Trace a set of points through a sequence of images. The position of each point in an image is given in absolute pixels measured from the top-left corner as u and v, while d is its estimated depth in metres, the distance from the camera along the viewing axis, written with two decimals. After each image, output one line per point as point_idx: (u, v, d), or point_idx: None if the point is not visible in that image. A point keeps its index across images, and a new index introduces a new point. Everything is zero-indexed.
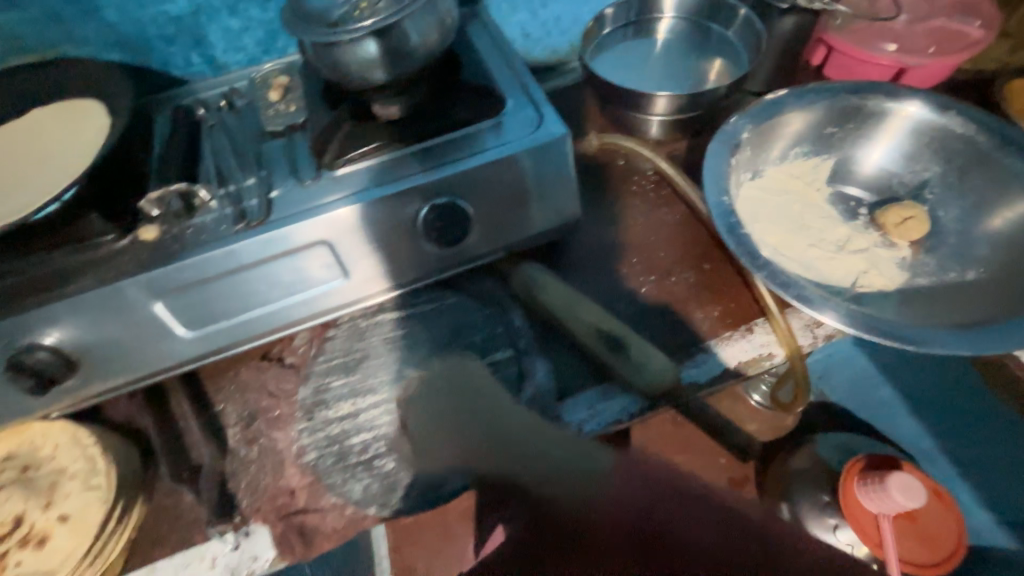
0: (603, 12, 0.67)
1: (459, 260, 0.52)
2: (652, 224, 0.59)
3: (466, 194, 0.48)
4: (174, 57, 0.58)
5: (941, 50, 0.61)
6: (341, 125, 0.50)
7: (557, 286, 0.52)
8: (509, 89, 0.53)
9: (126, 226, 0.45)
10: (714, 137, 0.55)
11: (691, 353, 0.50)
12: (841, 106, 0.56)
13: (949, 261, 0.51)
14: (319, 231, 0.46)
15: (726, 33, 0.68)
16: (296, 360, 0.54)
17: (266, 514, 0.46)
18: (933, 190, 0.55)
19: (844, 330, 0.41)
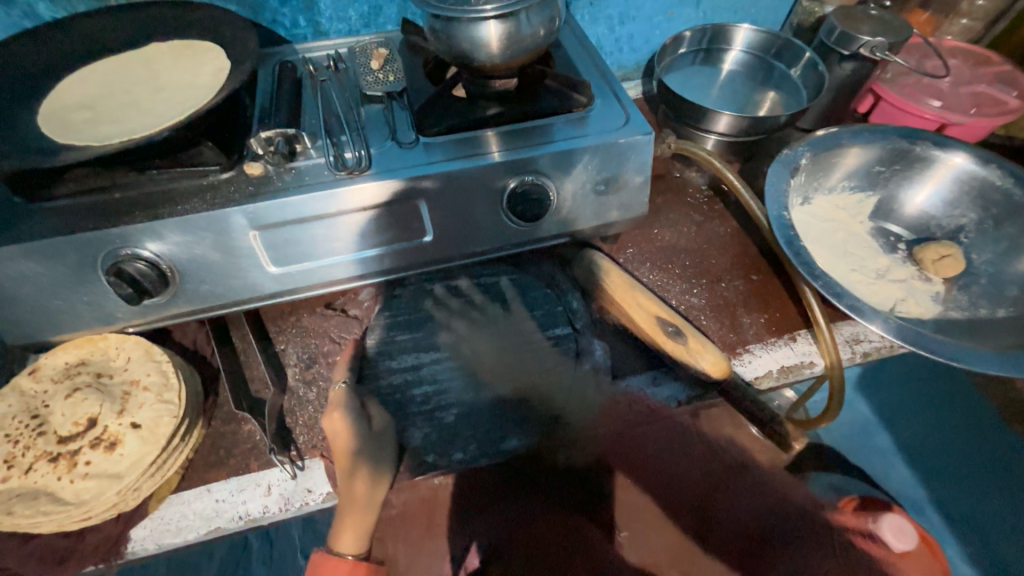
0: (681, 33, 0.72)
1: (531, 238, 0.55)
2: (704, 234, 0.64)
3: (551, 175, 0.51)
4: (283, 18, 0.62)
5: (982, 112, 0.67)
6: (441, 97, 0.53)
7: (619, 274, 0.54)
8: (598, 90, 0.56)
9: (233, 159, 0.47)
10: (774, 160, 0.60)
11: (737, 352, 0.53)
12: (893, 148, 0.61)
13: (979, 299, 0.55)
14: (415, 190, 0.48)
15: (788, 71, 0.72)
16: (361, 312, 0.56)
17: (323, 450, 0.48)
18: (968, 234, 0.59)
19: (891, 339, 0.46)
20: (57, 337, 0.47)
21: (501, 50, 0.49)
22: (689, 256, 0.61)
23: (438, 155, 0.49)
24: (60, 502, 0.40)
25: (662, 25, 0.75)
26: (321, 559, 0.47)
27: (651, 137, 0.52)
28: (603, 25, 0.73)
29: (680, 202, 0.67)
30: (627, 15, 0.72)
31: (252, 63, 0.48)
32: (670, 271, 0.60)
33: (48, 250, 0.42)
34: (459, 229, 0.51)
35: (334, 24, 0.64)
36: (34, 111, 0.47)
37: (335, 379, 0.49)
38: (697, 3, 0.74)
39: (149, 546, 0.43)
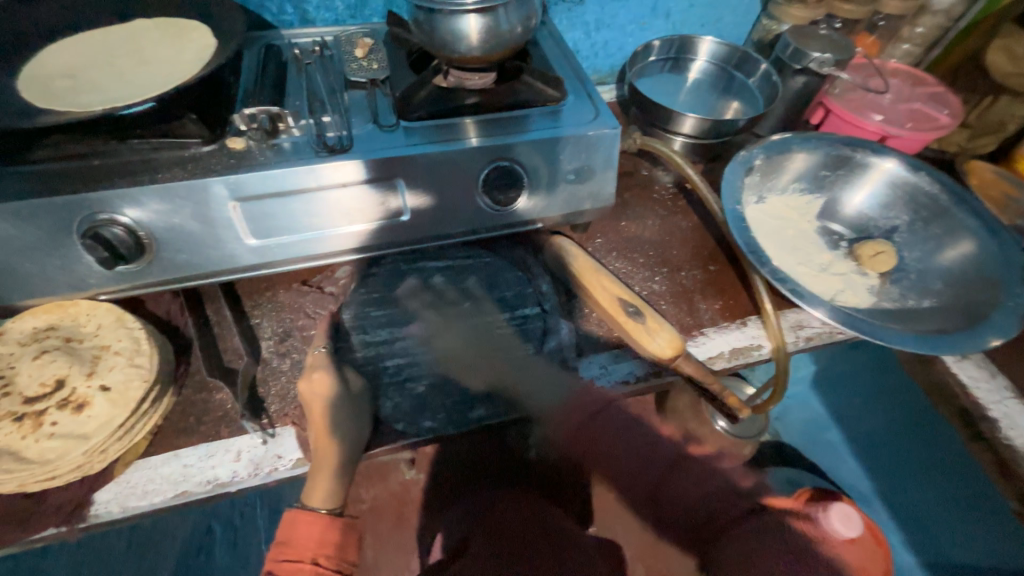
0: (650, 42, 0.77)
1: (504, 223, 0.58)
2: (667, 227, 0.68)
3: (524, 162, 0.54)
4: (270, 4, 0.63)
5: (917, 127, 0.74)
6: (424, 85, 0.55)
7: (585, 258, 0.58)
8: (571, 87, 0.60)
9: (215, 133, 0.48)
10: (731, 160, 0.64)
11: (693, 334, 0.57)
12: (837, 154, 0.67)
13: (908, 291, 0.60)
14: (393, 169, 0.50)
15: (747, 81, 0.78)
16: (336, 290, 0.57)
17: (294, 418, 0.49)
18: (901, 234, 0.65)
19: (828, 321, 0.51)
20: (25, 301, 0.47)
21: (481, 43, 0.52)
22: (653, 247, 0.65)
23: (416, 139, 0.52)
24: (24, 461, 0.40)
25: (635, 34, 0.80)
26: (294, 516, 0.46)
27: (618, 132, 0.56)
28: (580, 30, 0.77)
29: (645, 198, 0.71)
30: (602, 22, 0.77)
31: (239, 42, 0.50)
32: (635, 260, 0.63)
33: (22, 211, 0.42)
34: (435, 210, 0.54)
35: (320, 13, 0.66)
36: (12, 76, 0.47)
37: (313, 345, 0.51)
38: (667, 16, 0.79)
39: (114, 508, 0.43)
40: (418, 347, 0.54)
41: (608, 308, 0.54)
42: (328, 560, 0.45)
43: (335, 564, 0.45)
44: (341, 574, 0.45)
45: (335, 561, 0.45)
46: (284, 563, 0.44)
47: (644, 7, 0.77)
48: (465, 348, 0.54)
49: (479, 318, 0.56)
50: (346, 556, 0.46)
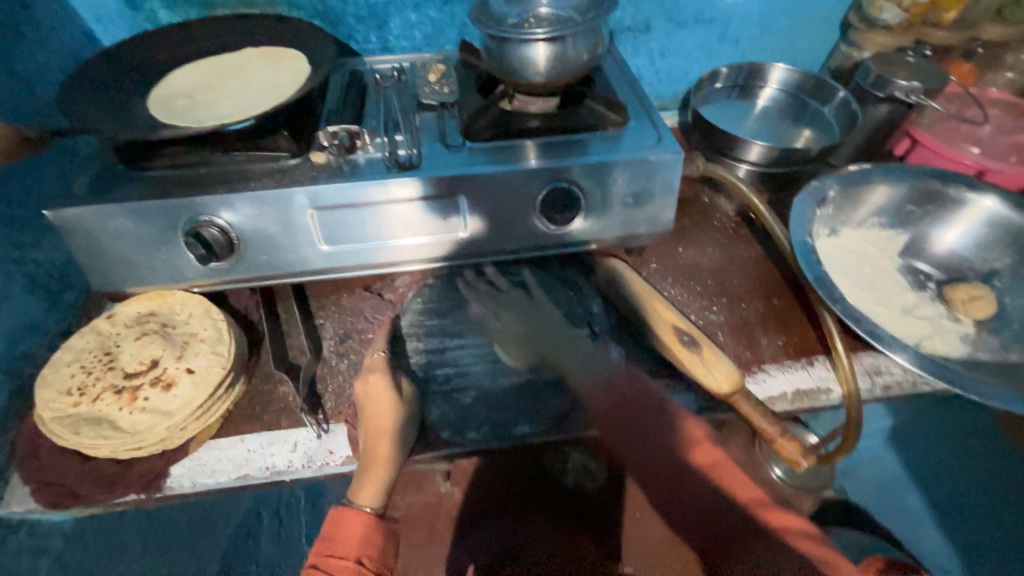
0: (717, 69, 0.76)
1: (559, 242, 0.59)
2: (727, 256, 0.65)
3: (583, 184, 0.55)
4: (357, 34, 0.70)
5: (1022, 161, 0.67)
6: (490, 108, 0.58)
7: (639, 283, 0.57)
8: (633, 112, 0.61)
9: (303, 148, 0.53)
10: (801, 190, 0.61)
11: (752, 370, 0.54)
12: (924, 188, 0.62)
13: (1011, 342, 0.54)
14: (456, 187, 0.52)
15: (821, 109, 0.74)
16: (394, 297, 0.60)
17: (347, 416, 0.51)
18: (1002, 278, 0.58)
19: (912, 369, 0.46)
20: (133, 288, 0.54)
21: (547, 70, 0.54)
22: (712, 275, 0.63)
23: (481, 159, 0.54)
24: (118, 430, 0.45)
25: (701, 60, 0.80)
26: (340, 513, 0.47)
27: (680, 156, 0.55)
28: (645, 57, 0.78)
29: (704, 224, 0.69)
30: (667, 50, 0.77)
31: (329, 67, 0.55)
32: (691, 288, 0.61)
33: (142, 210, 0.48)
34: (494, 225, 0.56)
35: (399, 42, 0.72)
36: (145, 95, 0.55)
37: (371, 348, 0.54)
38: (736, 43, 0.78)
39: (185, 482, 0.47)
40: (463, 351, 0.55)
41: (659, 330, 0.53)
42: (370, 560, 0.45)
43: (376, 565, 0.46)
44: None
45: (377, 563, 0.46)
46: (328, 558, 0.45)
47: (712, 34, 0.76)
48: (512, 357, 0.55)
49: (526, 331, 0.57)
50: (386, 558, 0.47)
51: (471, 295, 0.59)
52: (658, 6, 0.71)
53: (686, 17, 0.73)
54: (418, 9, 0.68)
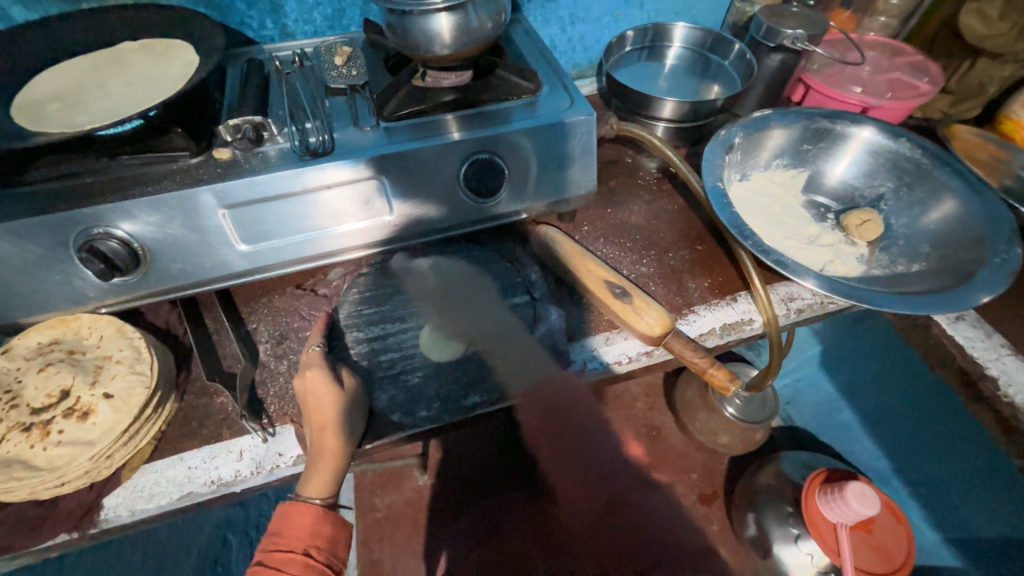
0: (625, 33, 0.78)
1: (489, 214, 0.59)
2: (654, 210, 0.69)
3: (503, 153, 0.55)
4: (250, 20, 0.65)
5: (898, 96, 0.74)
6: (400, 87, 0.57)
7: (571, 245, 0.59)
8: (546, 78, 0.61)
9: (202, 146, 0.50)
10: (711, 139, 0.65)
11: (684, 313, 0.58)
12: (815, 127, 0.67)
13: (898, 256, 0.60)
14: (372, 168, 0.51)
15: (723, 63, 0.78)
16: (329, 291, 0.59)
17: (293, 416, 0.50)
18: (887, 201, 0.65)
19: (816, 290, 0.51)
20: (29, 318, 0.49)
21: (453, 40, 0.54)
22: (640, 231, 0.66)
23: (398, 137, 0.53)
24: (33, 469, 0.42)
25: (610, 26, 0.82)
26: (287, 508, 0.46)
27: (593, 118, 0.57)
28: (555, 25, 0.78)
29: (628, 183, 0.72)
30: (576, 17, 0.78)
31: (220, 56, 0.51)
32: (623, 246, 0.64)
33: (21, 229, 0.44)
34: (419, 204, 0.55)
35: (300, 26, 0.68)
36: (8, 104, 0.49)
37: (308, 344, 0.52)
38: (640, 5, 0.80)
39: (123, 512, 0.44)
40: (410, 335, 0.55)
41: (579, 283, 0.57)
42: (318, 552, 0.45)
43: (325, 557, 0.45)
44: (329, 569, 0.45)
45: (326, 554, 0.45)
46: (274, 553, 0.44)
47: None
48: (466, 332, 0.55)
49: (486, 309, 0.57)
50: (337, 549, 0.47)
51: (386, 305, 0.57)
52: None
53: None
54: None
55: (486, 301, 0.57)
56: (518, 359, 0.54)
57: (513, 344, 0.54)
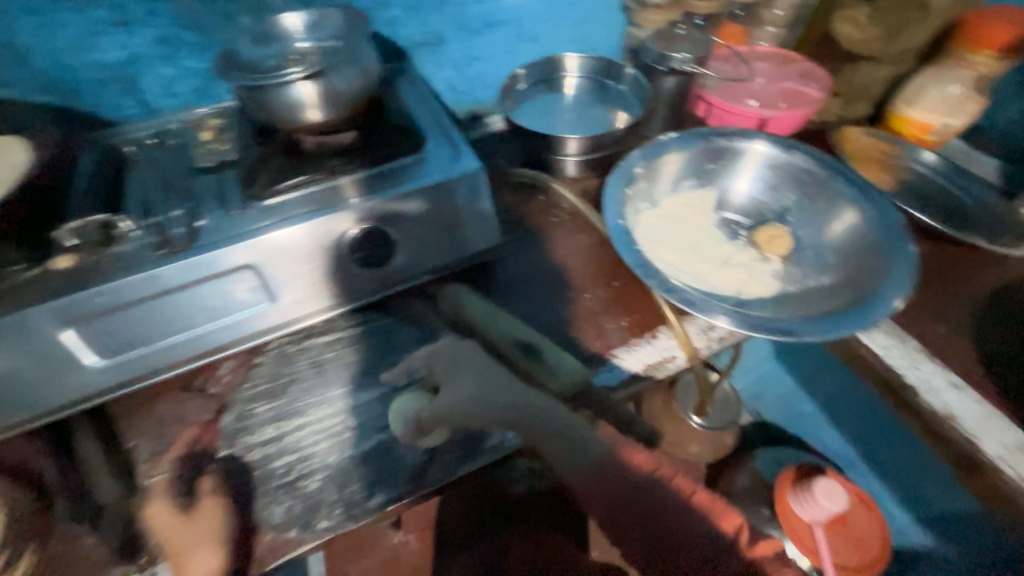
0: (516, 72, 0.76)
1: (387, 283, 0.55)
2: (570, 246, 0.65)
3: (390, 221, 0.52)
4: (105, 101, 0.60)
5: (791, 105, 0.75)
6: (270, 162, 0.53)
7: (477, 301, 0.56)
8: (432, 133, 0.58)
9: (40, 258, 0.45)
10: (613, 172, 0.64)
11: (605, 359, 0.54)
12: (713, 146, 0.67)
13: (809, 269, 0.60)
14: (245, 256, 0.47)
15: (620, 87, 0.78)
16: (221, 388, 0.53)
17: (173, 553, 0.43)
18: (793, 213, 0.65)
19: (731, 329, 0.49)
20: None
21: (325, 104, 0.51)
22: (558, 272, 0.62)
23: (270, 219, 0.49)
24: None
25: (508, 61, 0.80)
26: None
27: (484, 169, 0.55)
28: (450, 68, 0.76)
29: (541, 217, 0.68)
30: (471, 57, 0.76)
31: None
32: (538, 290, 0.60)
33: None
34: (304, 286, 0.51)
35: (164, 100, 0.63)
36: None
37: (150, 473, 0.48)
38: (535, 39, 0.79)
39: None
40: (310, 430, 0.50)
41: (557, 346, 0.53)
42: None
43: None
44: None
45: None
46: None
47: (509, 35, 0.77)
48: (491, 417, 0.50)
49: (507, 395, 0.50)
50: None
51: (285, 391, 0.52)
52: (444, 16, 0.70)
53: (476, 23, 0.73)
54: (171, 60, 0.60)
55: (492, 375, 0.51)
56: (574, 451, 0.49)
57: (569, 435, 0.49)
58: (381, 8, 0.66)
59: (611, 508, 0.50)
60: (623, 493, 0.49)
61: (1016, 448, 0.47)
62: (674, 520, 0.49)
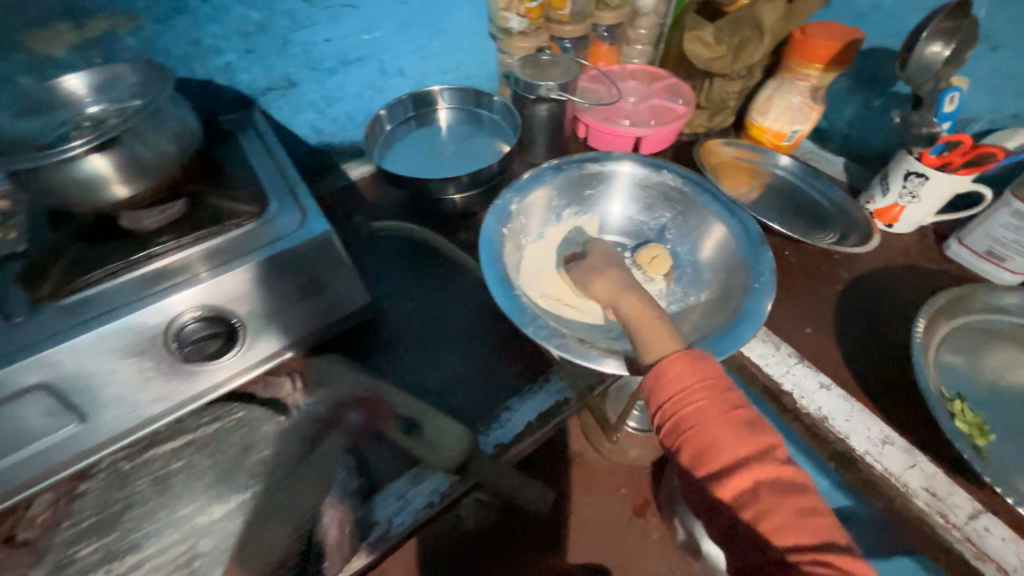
0: (378, 113, 0.71)
1: (238, 372, 0.48)
2: (460, 291, 0.62)
3: (229, 303, 0.45)
4: None
5: (660, 122, 0.77)
6: (70, 254, 0.45)
7: (350, 377, 0.51)
8: (274, 192, 0.51)
9: None
10: (489, 211, 0.60)
11: (496, 415, 0.51)
12: (586, 172, 0.66)
13: (688, 287, 0.61)
14: (31, 375, 0.39)
15: (493, 115, 0.77)
16: (31, 535, 0.42)
17: None
18: (671, 231, 0.66)
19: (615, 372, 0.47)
20: None
21: (127, 177, 0.44)
22: (441, 321, 0.59)
23: (64, 323, 0.41)
24: None
25: (376, 98, 0.76)
26: None
27: (334, 231, 0.49)
28: (311, 111, 0.71)
29: (433, 264, 0.65)
30: (332, 98, 0.71)
31: None
32: (426, 346, 0.56)
33: None
34: (124, 395, 0.43)
35: None
36: None
37: None
38: (402, 73, 0.75)
39: None
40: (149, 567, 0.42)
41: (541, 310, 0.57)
42: None
43: None
44: None
45: None
46: None
47: (372, 71, 0.72)
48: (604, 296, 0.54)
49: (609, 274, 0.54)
50: None
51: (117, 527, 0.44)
52: (289, 58, 0.64)
53: (330, 63, 0.67)
54: None
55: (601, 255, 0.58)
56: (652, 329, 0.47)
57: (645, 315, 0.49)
58: (209, 55, 0.59)
59: (729, 418, 0.39)
60: (708, 387, 0.41)
61: (880, 440, 0.49)
62: (740, 422, 0.39)
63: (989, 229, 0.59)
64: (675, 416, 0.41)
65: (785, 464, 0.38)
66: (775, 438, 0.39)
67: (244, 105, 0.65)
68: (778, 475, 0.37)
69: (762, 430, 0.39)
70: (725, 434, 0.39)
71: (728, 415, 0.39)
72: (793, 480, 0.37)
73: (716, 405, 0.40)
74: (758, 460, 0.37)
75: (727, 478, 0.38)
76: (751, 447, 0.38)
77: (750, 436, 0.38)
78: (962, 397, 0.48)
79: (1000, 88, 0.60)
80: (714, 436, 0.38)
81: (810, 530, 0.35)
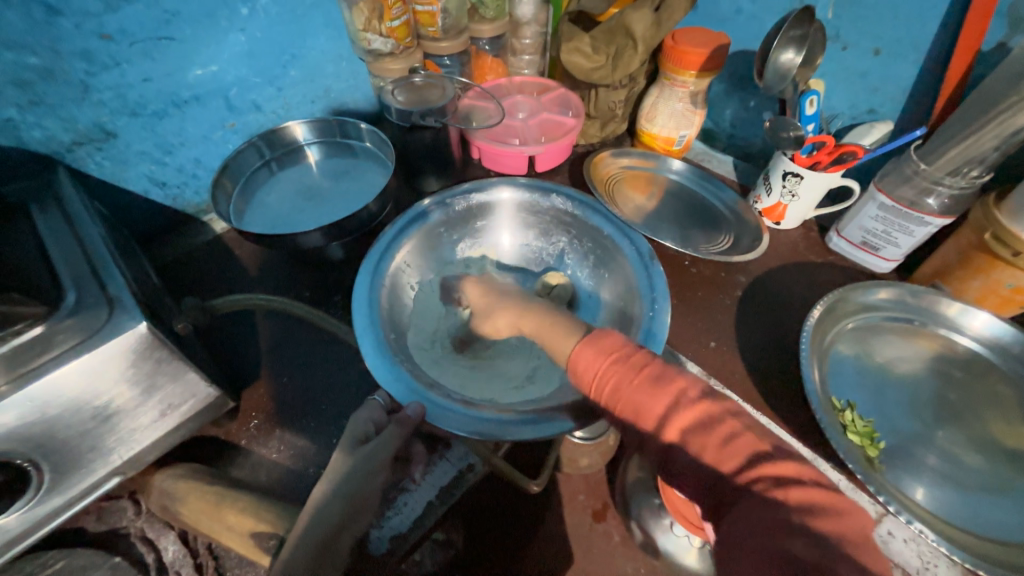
0: (226, 160, 0.61)
1: (66, 499, 0.40)
2: (346, 358, 0.56)
3: (21, 433, 0.36)
4: None
5: (550, 139, 0.74)
6: None
7: (195, 493, 0.45)
8: (74, 279, 0.41)
9: None
10: (364, 265, 0.53)
11: (390, 499, 0.47)
12: (473, 205, 0.62)
13: (592, 314, 0.59)
14: None
15: (365, 143, 0.70)
16: None
17: None
18: (570, 255, 0.63)
19: (518, 436, 0.42)
20: None
21: None
22: (326, 395, 0.53)
23: None
24: None
25: (231, 137, 0.66)
26: None
27: (146, 326, 0.39)
28: (145, 161, 0.60)
29: (309, 330, 0.58)
30: (170, 144, 0.61)
31: None
32: (309, 429, 0.51)
33: None
34: None
35: None
36: None
37: None
38: (257, 107, 0.66)
39: None
40: None
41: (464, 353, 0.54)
42: None
43: None
44: None
45: None
46: None
47: (217, 108, 0.62)
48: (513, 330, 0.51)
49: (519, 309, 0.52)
50: None
51: None
52: (96, 105, 0.53)
53: (158, 105, 0.57)
54: None
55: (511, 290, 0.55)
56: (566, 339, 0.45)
57: (548, 327, 0.47)
58: None
59: (638, 380, 0.37)
60: (612, 361, 0.39)
61: None
62: (638, 387, 0.37)
63: (862, 220, 0.60)
64: (601, 401, 0.39)
65: (700, 400, 0.36)
66: (685, 378, 0.37)
67: (45, 165, 0.53)
68: (698, 414, 0.35)
69: (671, 379, 0.37)
70: (640, 397, 0.37)
71: (639, 377, 0.37)
72: (709, 413, 0.35)
73: (627, 373, 0.38)
74: (677, 408, 0.36)
75: (660, 432, 0.36)
76: (664, 400, 0.36)
77: (659, 390, 0.37)
78: (852, 405, 0.49)
79: (855, 86, 0.62)
80: (628, 399, 0.37)
81: (735, 455, 0.33)
